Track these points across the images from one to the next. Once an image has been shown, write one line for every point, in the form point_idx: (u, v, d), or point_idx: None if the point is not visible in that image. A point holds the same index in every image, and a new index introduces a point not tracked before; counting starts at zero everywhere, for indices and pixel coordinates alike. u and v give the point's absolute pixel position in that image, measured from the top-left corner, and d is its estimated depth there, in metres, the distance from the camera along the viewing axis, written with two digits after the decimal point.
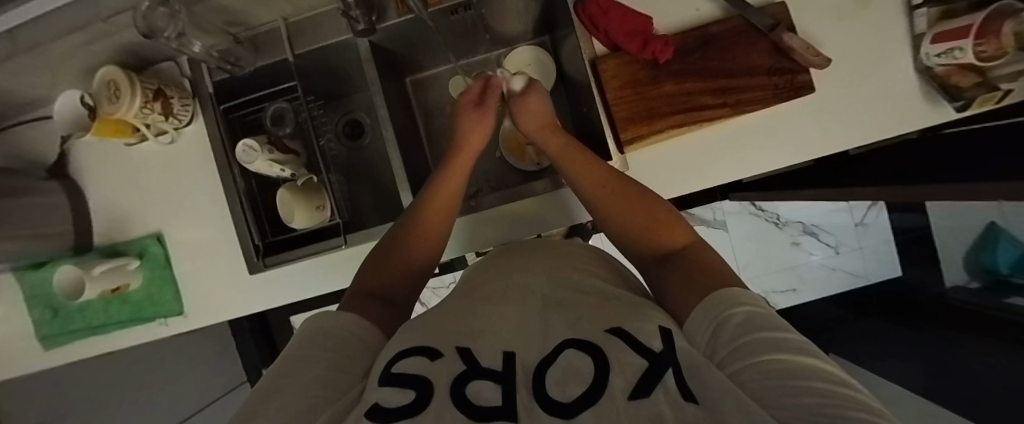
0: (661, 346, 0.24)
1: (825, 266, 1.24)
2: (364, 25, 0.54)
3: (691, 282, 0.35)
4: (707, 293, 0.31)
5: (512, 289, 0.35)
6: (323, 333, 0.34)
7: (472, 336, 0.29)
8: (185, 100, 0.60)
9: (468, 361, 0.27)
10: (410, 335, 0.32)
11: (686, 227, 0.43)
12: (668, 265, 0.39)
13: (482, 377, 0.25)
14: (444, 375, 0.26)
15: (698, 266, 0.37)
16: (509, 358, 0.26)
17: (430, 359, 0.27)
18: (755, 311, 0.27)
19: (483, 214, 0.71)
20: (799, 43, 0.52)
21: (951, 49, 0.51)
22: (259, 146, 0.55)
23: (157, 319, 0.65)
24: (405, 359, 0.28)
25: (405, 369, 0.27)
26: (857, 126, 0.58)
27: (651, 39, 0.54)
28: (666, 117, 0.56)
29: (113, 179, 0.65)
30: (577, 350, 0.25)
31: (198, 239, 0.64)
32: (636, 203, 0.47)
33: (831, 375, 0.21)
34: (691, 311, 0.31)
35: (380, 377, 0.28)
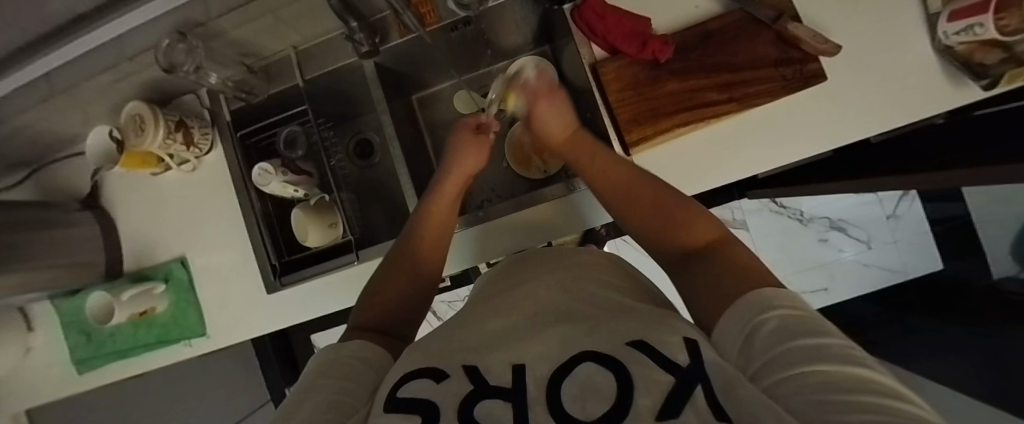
0: (687, 361, 0.23)
1: (858, 262, 1.17)
2: (368, 47, 0.56)
3: (718, 285, 0.33)
4: (741, 292, 0.30)
5: (524, 299, 0.34)
6: (332, 365, 0.34)
7: (478, 353, 0.28)
8: (204, 130, 0.63)
9: (476, 380, 0.26)
10: (418, 356, 0.31)
11: (715, 225, 0.41)
12: (696, 266, 0.37)
13: (494, 398, 0.24)
14: (451, 400, 0.25)
15: (725, 264, 0.34)
16: (520, 371, 0.25)
17: (436, 382, 0.27)
18: (794, 316, 0.25)
19: (494, 223, 0.71)
20: (805, 32, 0.51)
21: (971, 26, 0.48)
22: (274, 168, 0.58)
23: (181, 340, 0.67)
24: (412, 382, 0.28)
25: (414, 393, 0.27)
26: (876, 112, 0.55)
27: (649, 39, 0.54)
28: (671, 116, 0.55)
29: (139, 208, 0.68)
30: (596, 365, 0.24)
31: (218, 262, 0.66)
32: (663, 207, 0.45)
33: (885, 386, 0.18)
34: (723, 314, 0.29)
35: (386, 403, 0.28)
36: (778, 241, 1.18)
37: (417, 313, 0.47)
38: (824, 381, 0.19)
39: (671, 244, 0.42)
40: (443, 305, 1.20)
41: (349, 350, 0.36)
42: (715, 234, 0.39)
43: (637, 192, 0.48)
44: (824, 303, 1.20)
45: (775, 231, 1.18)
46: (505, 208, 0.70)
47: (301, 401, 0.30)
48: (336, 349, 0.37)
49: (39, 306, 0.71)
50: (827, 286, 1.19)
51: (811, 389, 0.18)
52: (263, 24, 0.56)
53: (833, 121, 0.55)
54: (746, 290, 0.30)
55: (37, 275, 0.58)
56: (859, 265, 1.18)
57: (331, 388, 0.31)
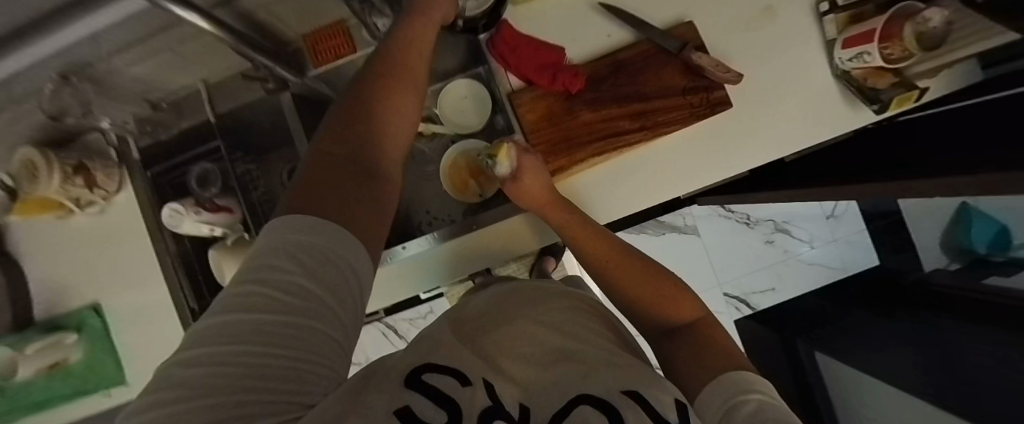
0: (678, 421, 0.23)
1: (802, 261, 1.23)
2: (275, 82, 0.56)
3: (700, 362, 0.37)
4: (725, 372, 0.33)
5: (519, 330, 0.31)
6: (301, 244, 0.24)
7: (493, 371, 0.25)
8: (110, 170, 0.60)
9: (493, 397, 0.23)
10: (419, 354, 0.27)
11: (693, 298, 0.46)
12: (680, 340, 0.42)
13: (501, 417, 0.22)
14: (475, 408, 0.22)
15: (710, 345, 0.39)
16: (526, 411, 0.23)
17: (458, 383, 0.24)
18: (766, 401, 0.28)
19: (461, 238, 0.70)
20: (707, 62, 0.52)
21: (860, 54, 0.51)
22: (185, 209, 0.57)
23: (100, 390, 0.64)
24: (437, 374, 0.24)
25: (438, 384, 0.23)
26: (785, 134, 0.57)
27: (560, 71, 0.55)
28: (585, 147, 0.55)
29: (49, 252, 0.65)
30: (597, 409, 0.22)
31: (137, 306, 0.64)
32: (647, 284, 0.48)
33: None
34: (703, 390, 0.33)
35: (405, 380, 0.23)
36: (727, 244, 1.22)
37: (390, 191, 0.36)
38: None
39: (655, 316, 0.46)
40: (405, 324, 1.19)
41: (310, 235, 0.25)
42: (695, 310, 0.45)
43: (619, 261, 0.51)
44: (768, 303, 1.25)
45: (725, 235, 1.22)
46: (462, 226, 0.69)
47: (241, 304, 0.21)
48: (295, 223, 0.26)
49: None
50: (774, 286, 1.24)
51: None
52: (165, 60, 0.54)
53: (778, 145, 0.57)
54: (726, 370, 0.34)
55: None
56: (804, 265, 1.23)
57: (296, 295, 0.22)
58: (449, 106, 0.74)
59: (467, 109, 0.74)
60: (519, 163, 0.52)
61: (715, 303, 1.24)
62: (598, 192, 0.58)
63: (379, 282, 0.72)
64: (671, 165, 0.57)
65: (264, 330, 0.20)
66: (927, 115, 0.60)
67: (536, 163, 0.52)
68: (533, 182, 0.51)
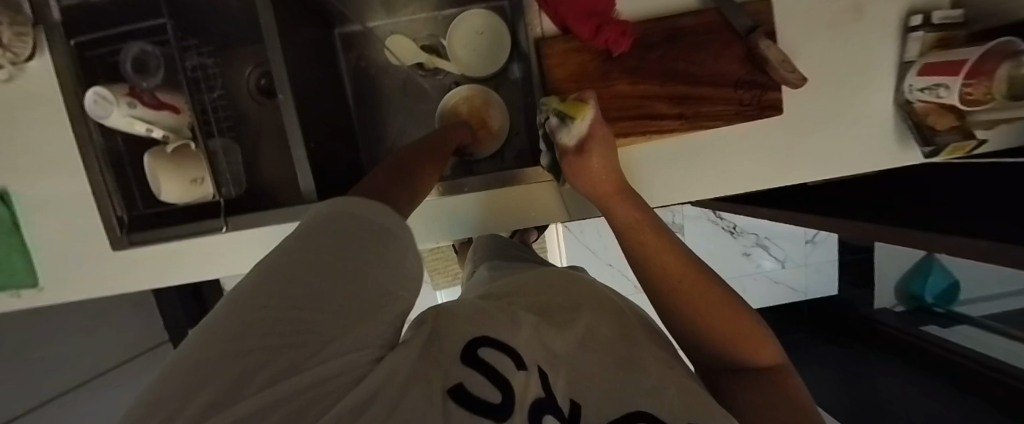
0: None
1: (769, 277, 1.24)
2: None
3: (775, 419, 0.28)
4: None
5: (581, 329, 0.26)
6: (339, 220, 0.21)
7: (549, 359, 0.22)
8: (20, 30, 0.46)
9: (549, 390, 0.20)
10: (462, 316, 0.23)
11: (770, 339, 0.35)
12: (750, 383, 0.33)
13: (551, 412, 0.18)
14: (526, 395, 0.18)
15: (788, 403, 0.30)
16: (578, 411, 0.20)
17: (512, 364, 0.20)
18: None
19: (484, 193, 0.59)
20: (776, 54, 0.44)
21: (936, 85, 0.44)
22: (114, 98, 0.45)
23: (6, 291, 0.56)
24: (489, 349, 0.20)
25: (491, 359, 0.20)
26: (825, 158, 0.52)
27: (606, 24, 0.45)
28: (613, 122, 0.48)
29: None
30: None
31: (53, 203, 0.53)
32: (724, 304, 0.35)
33: None
34: None
35: (461, 353, 0.20)
36: (708, 249, 1.22)
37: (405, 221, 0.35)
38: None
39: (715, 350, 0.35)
40: None
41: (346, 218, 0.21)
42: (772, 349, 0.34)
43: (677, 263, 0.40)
44: None
45: (707, 239, 1.21)
46: (469, 184, 0.58)
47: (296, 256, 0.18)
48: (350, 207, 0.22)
49: None
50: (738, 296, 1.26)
51: None
52: None
53: (830, 158, 0.52)
54: None
55: None
56: (769, 281, 1.25)
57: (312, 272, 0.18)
58: (460, 40, 0.63)
59: (473, 42, 0.63)
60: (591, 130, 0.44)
61: None
62: (645, 173, 0.51)
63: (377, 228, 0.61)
64: (731, 163, 0.51)
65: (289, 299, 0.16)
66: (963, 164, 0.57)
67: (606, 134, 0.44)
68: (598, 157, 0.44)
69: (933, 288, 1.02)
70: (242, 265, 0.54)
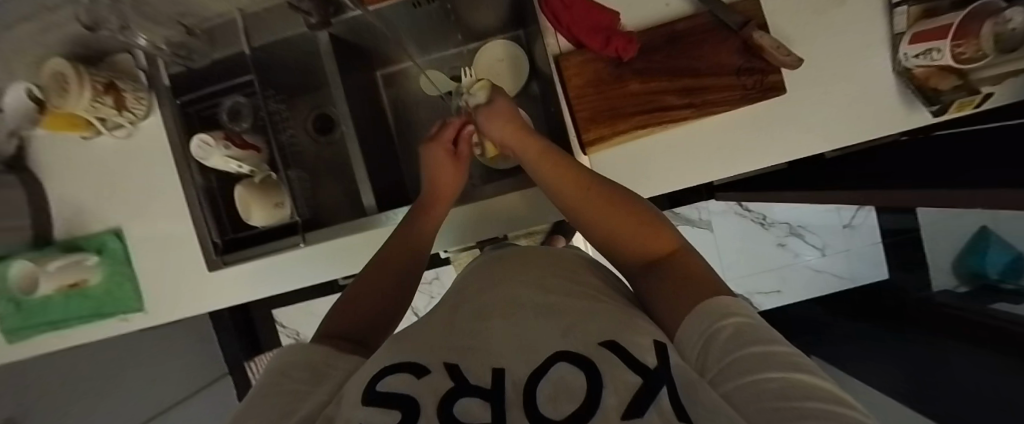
0: (656, 362, 0.23)
1: (810, 267, 1.24)
2: (318, 19, 0.53)
3: (677, 297, 0.33)
4: (698, 301, 0.30)
5: (503, 298, 0.33)
6: (309, 353, 0.34)
7: (460, 351, 0.27)
8: (139, 94, 0.58)
9: (457, 378, 0.24)
10: (399, 352, 0.30)
11: (671, 232, 0.42)
12: (657, 273, 0.38)
13: (469, 394, 0.23)
14: (431, 398, 0.23)
15: (687, 274, 0.35)
16: (499, 374, 0.24)
17: (418, 378, 0.25)
18: (743, 323, 0.26)
19: (465, 209, 0.69)
20: (769, 42, 0.50)
21: (928, 51, 0.48)
22: (213, 141, 0.54)
23: (117, 315, 0.65)
24: (392, 375, 0.26)
25: (393, 386, 0.25)
26: (835, 129, 0.55)
27: (614, 36, 0.52)
28: (629, 118, 0.54)
29: (68, 173, 0.64)
30: (570, 365, 0.23)
31: (156, 236, 0.63)
32: (638, 223, 0.43)
33: (838, 395, 0.19)
34: (685, 316, 0.30)
35: (363, 396, 0.25)
36: (739, 243, 1.22)
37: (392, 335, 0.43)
38: (774, 390, 0.19)
39: (634, 253, 0.42)
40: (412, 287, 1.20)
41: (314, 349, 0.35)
42: (670, 242, 0.41)
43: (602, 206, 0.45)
44: (774, 304, 1.26)
45: (737, 233, 1.21)
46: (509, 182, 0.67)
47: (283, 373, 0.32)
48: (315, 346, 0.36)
49: None
50: (778, 288, 1.25)
51: (773, 392, 0.19)
52: None
53: (840, 128, 0.55)
54: (701, 298, 0.31)
55: None
56: (810, 270, 1.24)
57: (282, 389, 0.30)
58: (484, 67, 0.72)
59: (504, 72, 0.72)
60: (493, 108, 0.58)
61: None
62: (620, 167, 0.56)
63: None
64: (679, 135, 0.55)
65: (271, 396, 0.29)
66: (981, 124, 0.59)
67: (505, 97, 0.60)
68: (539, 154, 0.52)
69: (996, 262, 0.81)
70: (317, 275, 0.62)
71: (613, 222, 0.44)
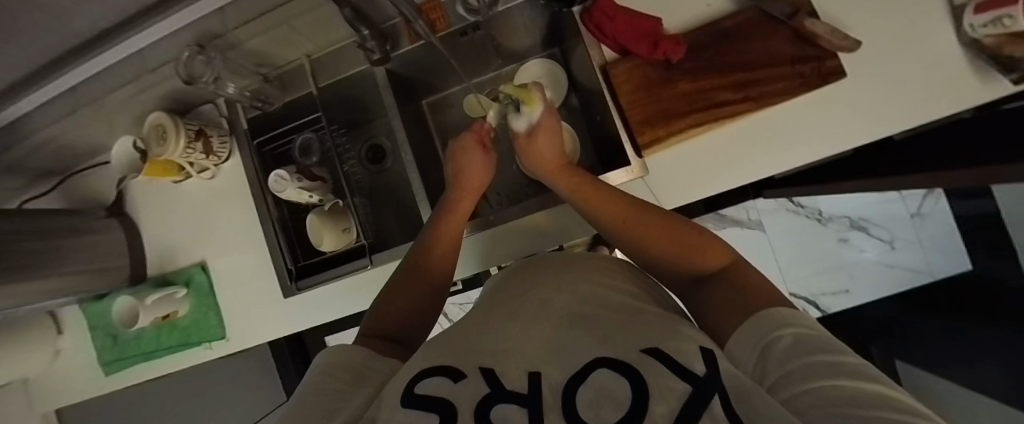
0: (703, 369, 0.22)
1: (879, 262, 1.13)
2: (379, 55, 0.58)
3: (730, 308, 0.32)
4: (758, 311, 0.29)
5: (532, 305, 0.32)
6: (347, 353, 0.37)
7: (494, 355, 0.27)
8: (223, 138, 0.65)
9: (491, 383, 0.24)
10: (431, 355, 0.30)
11: (721, 244, 0.40)
12: (708, 288, 0.36)
13: (505, 399, 0.23)
14: (467, 403, 0.24)
15: (741, 286, 0.34)
16: (535, 379, 0.24)
17: (452, 381, 0.26)
18: (805, 333, 0.25)
19: (486, 233, 0.73)
20: (823, 29, 0.50)
21: (998, 18, 0.46)
22: (289, 175, 0.59)
23: (203, 343, 0.69)
24: (427, 378, 0.27)
25: (429, 391, 0.26)
26: (902, 109, 0.53)
27: (661, 39, 0.53)
28: (684, 117, 0.54)
29: (158, 215, 0.71)
30: (609, 370, 0.23)
31: (234, 267, 0.68)
32: (681, 236, 0.42)
33: (906, 404, 0.18)
34: (734, 332, 0.29)
35: (401, 399, 0.26)
36: (794, 241, 1.15)
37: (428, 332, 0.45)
38: (838, 398, 0.18)
39: (680, 266, 0.41)
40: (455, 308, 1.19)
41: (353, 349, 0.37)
42: (716, 250, 0.39)
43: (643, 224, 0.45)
44: (842, 305, 1.15)
45: (794, 231, 1.14)
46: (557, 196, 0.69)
47: (326, 376, 0.33)
48: (346, 351, 0.37)
49: (69, 309, 0.75)
50: (846, 287, 1.15)
51: (827, 398, 0.18)
52: (278, 34, 0.58)
53: (906, 108, 0.53)
54: (761, 308, 0.29)
55: (60, 281, 0.60)
56: (880, 266, 1.13)
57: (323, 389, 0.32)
58: (523, 85, 0.75)
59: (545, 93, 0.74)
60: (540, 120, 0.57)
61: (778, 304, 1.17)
62: (656, 177, 0.57)
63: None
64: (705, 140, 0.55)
65: (318, 398, 0.31)
66: None
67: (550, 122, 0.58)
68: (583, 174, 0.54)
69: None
70: None
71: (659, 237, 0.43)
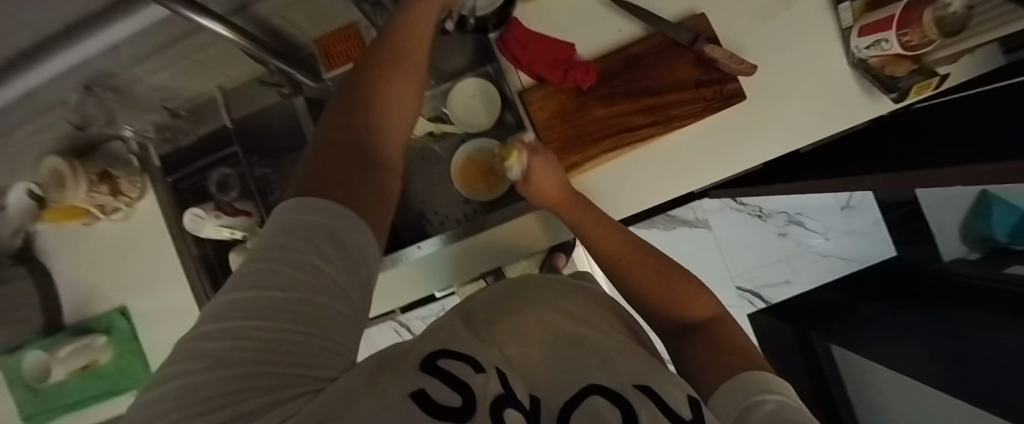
0: (691, 414, 0.24)
1: (817, 253, 1.22)
2: (289, 88, 0.57)
3: (715, 359, 0.37)
4: (740, 370, 0.33)
5: (531, 315, 0.31)
6: (302, 230, 0.23)
7: (507, 360, 0.26)
8: (133, 178, 0.61)
9: (505, 384, 0.23)
10: (434, 334, 0.27)
11: (708, 297, 0.46)
12: (692, 338, 0.42)
13: (513, 405, 0.21)
14: (488, 395, 0.21)
15: (722, 341, 0.40)
16: (539, 402, 0.23)
17: (474, 370, 0.23)
18: (785, 402, 0.27)
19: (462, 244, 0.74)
20: (720, 54, 0.52)
21: (879, 41, 0.50)
22: (206, 213, 0.58)
23: (130, 390, 0.67)
24: (449, 357, 0.23)
25: (452, 369, 0.23)
26: (798, 128, 0.57)
27: (572, 67, 0.55)
28: (598, 143, 0.56)
29: (71, 259, 0.66)
30: (609, 400, 0.22)
31: (158, 308, 0.66)
32: (675, 283, 0.48)
33: None
34: (721, 384, 0.33)
35: (418, 366, 0.22)
36: (741, 237, 1.22)
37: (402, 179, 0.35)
38: None
39: (668, 314, 0.46)
40: (417, 321, 1.20)
41: (306, 207, 0.25)
42: (708, 307, 0.45)
43: (639, 268, 0.51)
44: (783, 295, 1.25)
45: (738, 228, 1.21)
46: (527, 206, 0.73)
47: (256, 280, 0.20)
48: (302, 204, 0.25)
49: None
50: (788, 278, 1.24)
51: None
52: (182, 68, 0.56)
53: (800, 125, 0.57)
54: (743, 367, 0.34)
55: None
56: (817, 256, 1.23)
57: (263, 319, 0.19)
58: (457, 104, 0.75)
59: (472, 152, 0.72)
60: (530, 165, 0.53)
61: (728, 297, 1.23)
62: (602, 192, 0.59)
63: (396, 279, 0.78)
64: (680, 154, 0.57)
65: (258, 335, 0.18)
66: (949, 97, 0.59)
67: (547, 161, 0.53)
68: (580, 216, 0.52)
69: (1010, 222, 0.90)
70: None
71: (656, 283, 0.48)
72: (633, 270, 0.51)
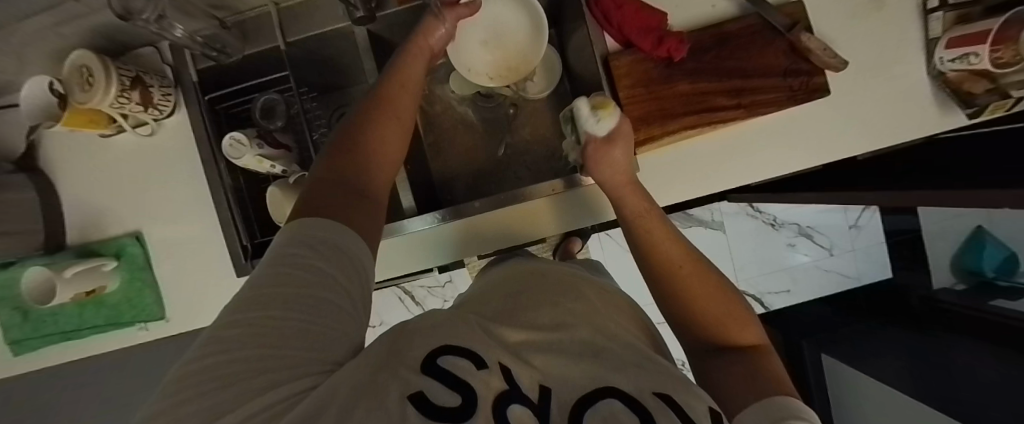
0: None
1: (818, 267, 1.22)
2: (363, 12, 0.50)
3: (748, 383, 0.32)
4: (769, 399, 0.29)
5: (554, 315, 0.30)
6: (305, 239, 0.27)
7: (509, 354, 0.24)
8: (165, 90, 0.55)
9: (509, 380, 0.21)
10: (441, 318, 0.26)
11: (752, 322, 0.41)
12: (729, 360, 0.37)
13: (520, 401, 0.20)
14: (489, 391, 0.20)
15: (764, 370, 0.34)
16: (547, 393, 0.22)
17: (472, 363, 0.21)
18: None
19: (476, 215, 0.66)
20: (816, 44, 0.51)
21: (965, 55, 0.49)
22: (248, 140, 0.51)
23: (136, 324, 0.63)
24: (450, 353, 0.22)
25: (453, 365, 0.21)
26: (868, 133, 0.57)
27: (665, 36, 0.53)
28: (678, 118, 0.54)
29: (83, 174, 0.61)
30: (625, 406, 0.20)
31: (178, 238, 0.61)
32: (713, 287, 0.42)
33: None
34: (743, 409, 0.30)
35: (422, 363, 0.21)
36: (752, 243, 1.21)
37: (385, 212, 0.37)
38: None
39: (706, 330, 0.40)
40: (421, 291, 1.17)
41: (321, 221, 0.29)
42: (752, 334, 0.40)
43: (685, 264, 0.44)
44: (784, 303, 1.24)
45: (748, 234, 1.20)
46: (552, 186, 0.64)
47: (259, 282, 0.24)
48: (317, 223, 0.29)
49: None
50: (789, 288, 1.23)
51: None
52: None
53: (869, 131, 0.57)
54: (768, 394, 0.30)
55: None
56: (819, 270, 1.23)
57: (259, 319, 0.21)
58: None
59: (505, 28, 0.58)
60: (621, 125, 0.50)
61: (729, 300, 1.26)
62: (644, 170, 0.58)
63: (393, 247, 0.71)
64: (715, 155, 0.57)
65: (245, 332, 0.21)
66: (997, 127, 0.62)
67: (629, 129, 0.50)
68: (631, 199, 0.50)
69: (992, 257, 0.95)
70: None
71: (701, 288, 0.42)
72: (675, 267, 0.45)
